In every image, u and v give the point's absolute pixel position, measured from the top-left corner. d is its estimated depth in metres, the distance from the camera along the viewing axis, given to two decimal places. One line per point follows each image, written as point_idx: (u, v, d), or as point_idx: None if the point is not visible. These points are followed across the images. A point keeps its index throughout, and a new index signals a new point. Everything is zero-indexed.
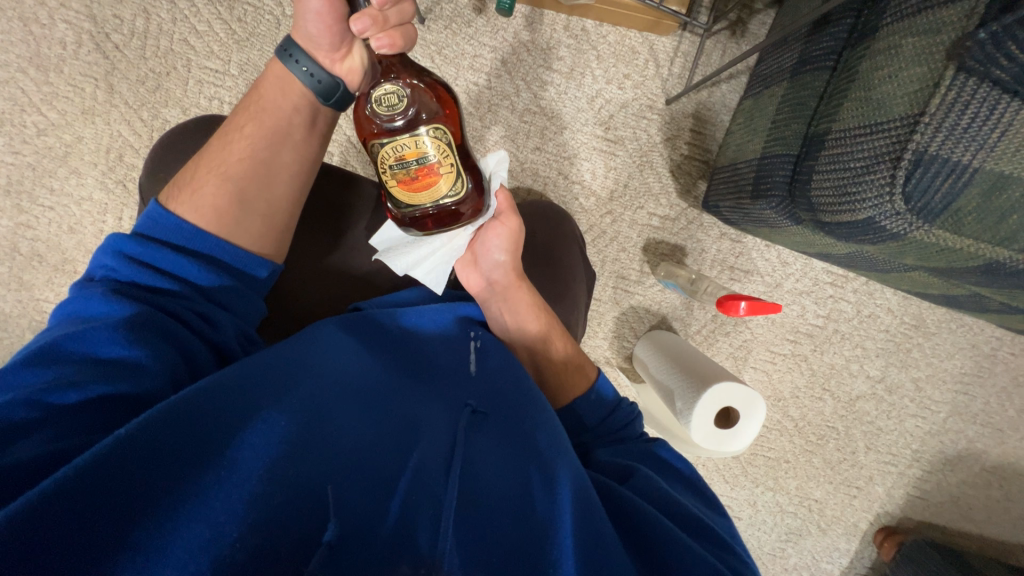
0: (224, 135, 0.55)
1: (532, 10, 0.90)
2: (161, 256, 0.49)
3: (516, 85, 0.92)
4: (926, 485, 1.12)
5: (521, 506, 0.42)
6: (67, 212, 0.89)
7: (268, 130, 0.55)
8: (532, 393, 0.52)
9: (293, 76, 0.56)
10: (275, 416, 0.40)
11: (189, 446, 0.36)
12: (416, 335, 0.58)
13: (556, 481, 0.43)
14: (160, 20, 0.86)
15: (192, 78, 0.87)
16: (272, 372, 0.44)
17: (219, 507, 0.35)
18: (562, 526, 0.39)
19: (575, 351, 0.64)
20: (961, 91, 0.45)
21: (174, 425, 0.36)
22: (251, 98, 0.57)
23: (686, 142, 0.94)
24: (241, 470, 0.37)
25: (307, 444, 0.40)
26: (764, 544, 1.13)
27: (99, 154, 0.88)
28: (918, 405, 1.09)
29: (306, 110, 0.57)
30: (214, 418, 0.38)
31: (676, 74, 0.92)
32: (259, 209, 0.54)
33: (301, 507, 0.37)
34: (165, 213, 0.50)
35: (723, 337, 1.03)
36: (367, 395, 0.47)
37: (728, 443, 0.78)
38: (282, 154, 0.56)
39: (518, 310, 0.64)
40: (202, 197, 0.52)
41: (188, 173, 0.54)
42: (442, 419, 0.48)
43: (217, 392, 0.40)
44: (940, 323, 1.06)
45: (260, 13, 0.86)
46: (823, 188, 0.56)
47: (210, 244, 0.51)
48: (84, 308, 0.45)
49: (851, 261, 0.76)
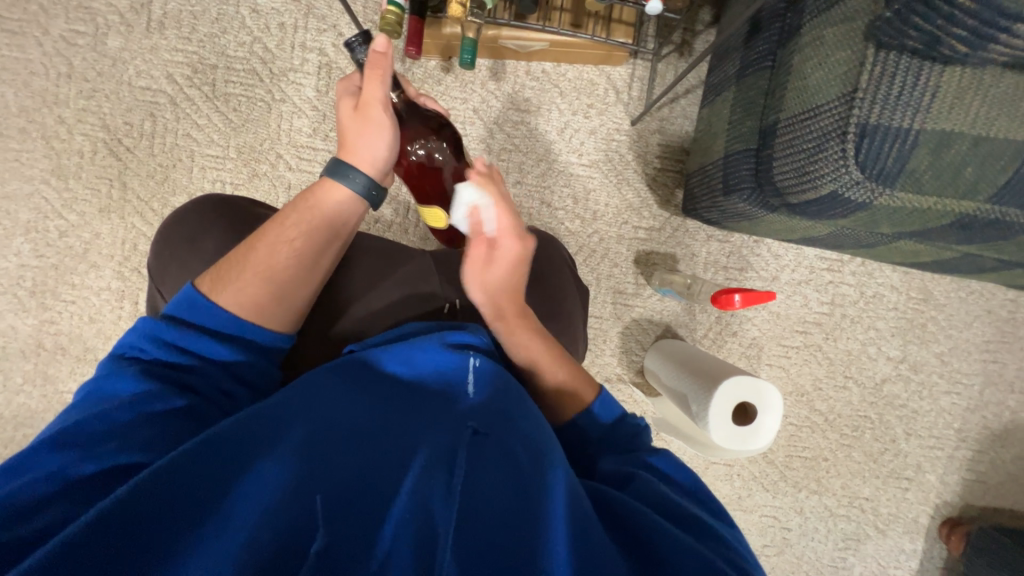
0: (276, 239, 0.56)
1: (494, 62, 0.97)
2: (187, 337, 0.51)
3: (490, 129, 0.98)
4: (979, 466, 1.05)
5: (519, 529, 0.40)
6: (88, 303, 0.95)
7: (315, 234, 0.57)
8: (531, 412, 0.50)
9: (345, 189, 0.58)
10: (273, 464, 0.42)
11: (193, 498, 0.38)
12: (409, 359, 0.53)
13: (548, 506, 0.41)
14: (165, 120, 0.95)
15: (195, 166, 0.95)
16: (267, 417, 0.45)
17: (215, 556, 0.37)
18: (554, 553, 0.38)
19: (574, 372, 0.62)
20: (885, 65, 0.49)
21: (174, 473, 0.39)
22: (302, 198, 0.58)
23: (656, 156, 0.99)
24: (238, 519, 0.39)
25: (307, 484, 0.41)
26: (821, 555, 1.06)
27: (115, 247, 0.95)
28: (949, 381, 1.06)
29: (351, 216, 0.59)
30: (216, 469, 0.40)
31: (635, 97, 0.98)
32: (292, 313, 0.57)
33: (305, 547, 0.38)
34: (202, 304, 0.52)
35: (732, 337, 1.03)
36: (362, 428, 0.47)
37: (752, 440, 0.76)
38: (322, 257, 0.58)
39: (518, 344, 0.62)
40: (246, 307, 0.54)
41: (233, 271, 0.54)
42: (438, 439, 0.46)
43: (214, 444, 0.41)
44: (949, 293, 1.05)
45: (253, 101, 0.95)
46: (784, 171, 0.59)
47: (236, 324, 0.53)
48: (111, 387, 0.48)
49: (836, 241, 0.77)
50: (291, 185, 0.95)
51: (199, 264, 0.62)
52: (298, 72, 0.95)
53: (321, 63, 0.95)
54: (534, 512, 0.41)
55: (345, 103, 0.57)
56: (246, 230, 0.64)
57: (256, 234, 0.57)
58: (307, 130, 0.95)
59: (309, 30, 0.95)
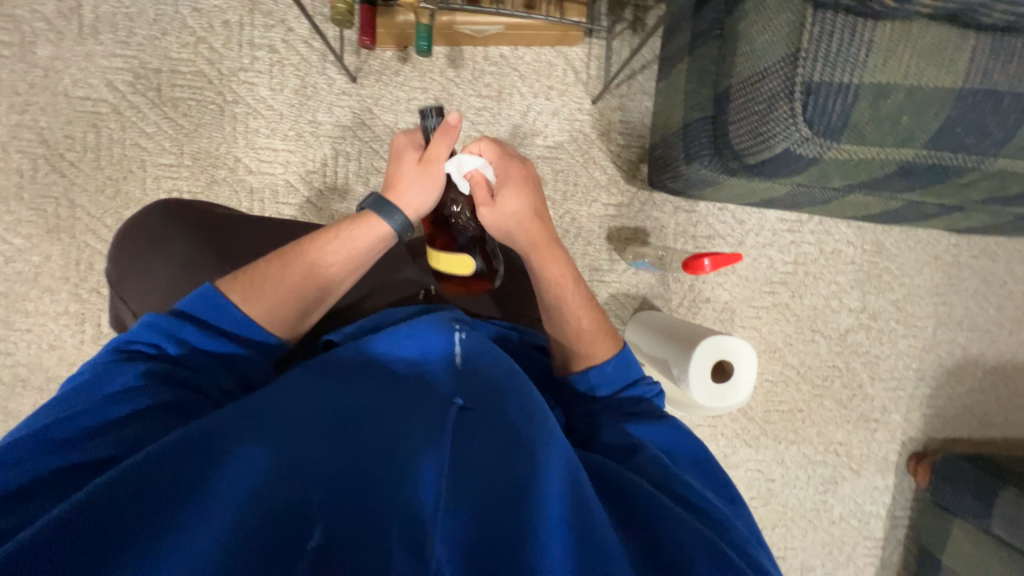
0: (311, 256, 0.59)
1: (451, 49, 0.97)
2: (191, 332, 0.52)
3: (453, 117, 0.97)
4: (937, 401, 1.13)
5: (510, 496, 0.41)
6: (46, 329, 0.90)
7: (352, 261, 0.61)
8: (521, 384, 0.49)
9: (383, 223, 0.60)
10: (260, 452, 0.42)
11: (182, 486, 0.38)
12: (391, 342, 0.52)
13: (541, 473, 0.42)
14: (110, 131, 0.90)
15: (149, 177, 0.91)
16: (251, 413, 0.44)
17: (203, 533, 0.37)
18: (550, 519, 0.40)
19: (599, 322, 0.61)
20: (824, 24, 0.52)
21: (158, 471, 0.39)
22: (346, 222, 0.61)
23: (619, 133, 1.01)
24: (225, 501, 0.39)
25: (294, 471, 0.42)
26: (804, 501, 1.12)
27: (69, 268, 0.90)
28: (905, 325, 1.13)
29: (384, 246, 0.62)
30: (203, 459, 0.40)
31: (594, 76, 0.99)
32: (306, 323, 0.60)
33: (300, 534, 0.38)
34: (224, 306, 0.54)
35: (705, 303, 1.07)
36: (350, 411, 0.46)
37: (732, 396, 0.79)
38: (350, 279, 0.62)
39: (550, 275, 0.61)
40: (274, 321, 0.56)
41: (264, 286, 0.57)
42: (427, 417, 0.46)
43: (197, 437, 0.41)
44: (899, 244, 1.12)
45: (203, 105, 0.92)
46: (740, 134, 0.61)
47: (244, 325, 0.54)
48: (105, 377, 0.48)
49: (793, 200, 0.81)
50: (254, 189, 0.93)
51: (159, 264, 0.62)
52: (249, 71, 0.92)
53: (273, 60, 0.92)
54: (522, 480, 0.42)
55: (405, 153, 0.59)
56: (213, 229, 0.65)
57: (294, 248, 0.59)
58: (264, 131, 0.93)
59: (256, 26, 0.91)
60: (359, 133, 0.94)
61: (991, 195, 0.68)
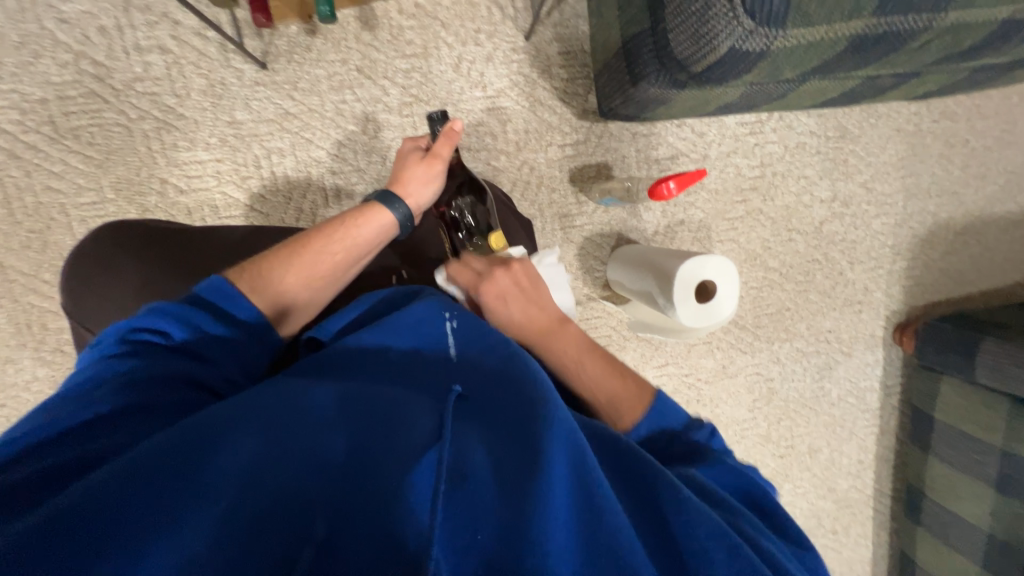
0: (321, 249, 0.58)
1: (360, 9, 0.88)
2: (185, 315, 0.47)
3: (382, 86, 0.89)
4: (915, 271, 1.16)
5: (517, 477, 0.38)
6: (20, 401, 0.86)
7: (355, 250, 0.60)
8: (523, 366, 0.46)
9: (387, 216, 0.62)
10: (243, 443, 0.37)
11: (165, 482, 0.34)
12: (386, 333, 0.50)
13: (548, 455, 0.38)
14: (15, 179, 0.82)
15: (74, 220, 0.84)
16: (231, 416, 0.39)
17: (187, 537, 0.33)
18: (554, 499, 0.36)
19: (614, 378, 0.54)
20: None
21: (144, 472, 0.34)
22: (352, 215, 0.61)
23: (561, 67, 0.95)
24: (210, 496, 0.35)
25: (279, 461, 0.37)
26: (804, 391, 1.17)
27: (22, 333, 0.85)
28: (877, 205, 1.14)
29: (382, 237, 0.62)
30: (187, 455, 0.36)
31: (521, 10, 0.92)
32: (304, 313, 0.57)
33: (297, 529, 0.35)
34: (234, 294, 0.50)
35: (680, 226, 1.05)
36: (339, 403, 0.42)
37: (718, 312, 0.80)
38: (353, 268, 0.60)
39: (558, 350, 0.57)
40: (279, 314, 0.54)
41: (274, 275, 0.55)
42: (421, 405, 0.43)
43: (185, 434, 0.37)
44: (861, 124, 1.10)
45: (108, 128, 0.83)
46: (683, 42, 0.57)
47: (242, 305, 0.50)
48: (94, 374, 0.44)
49: (751, 102, 0.78)
50: (191, 210, 0.86)
51: (115, 281, 0.61)
52: (145, 81, 0.83)
53: (168, 62, 0.83)
54: (529, 461, 0.38)
55: (411, 156, 0.66)
56: (169, 242, 0.64)
57: (299, 240, 0.58)
58: (182, 144, 0.85)
59: (137, 27, 0.82)
60: (286, 124, 0.87)
61: (943, 53, 0.66)
